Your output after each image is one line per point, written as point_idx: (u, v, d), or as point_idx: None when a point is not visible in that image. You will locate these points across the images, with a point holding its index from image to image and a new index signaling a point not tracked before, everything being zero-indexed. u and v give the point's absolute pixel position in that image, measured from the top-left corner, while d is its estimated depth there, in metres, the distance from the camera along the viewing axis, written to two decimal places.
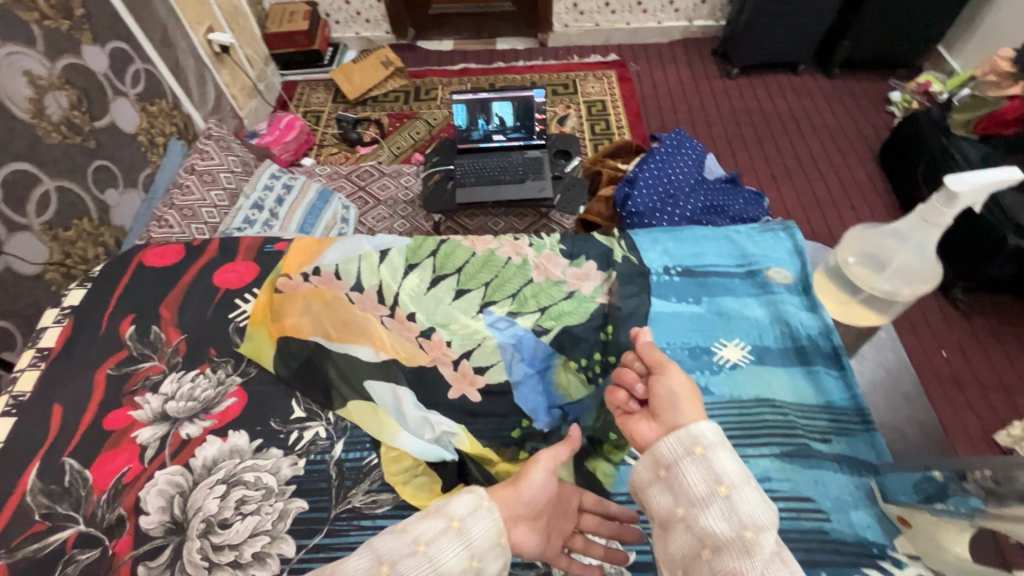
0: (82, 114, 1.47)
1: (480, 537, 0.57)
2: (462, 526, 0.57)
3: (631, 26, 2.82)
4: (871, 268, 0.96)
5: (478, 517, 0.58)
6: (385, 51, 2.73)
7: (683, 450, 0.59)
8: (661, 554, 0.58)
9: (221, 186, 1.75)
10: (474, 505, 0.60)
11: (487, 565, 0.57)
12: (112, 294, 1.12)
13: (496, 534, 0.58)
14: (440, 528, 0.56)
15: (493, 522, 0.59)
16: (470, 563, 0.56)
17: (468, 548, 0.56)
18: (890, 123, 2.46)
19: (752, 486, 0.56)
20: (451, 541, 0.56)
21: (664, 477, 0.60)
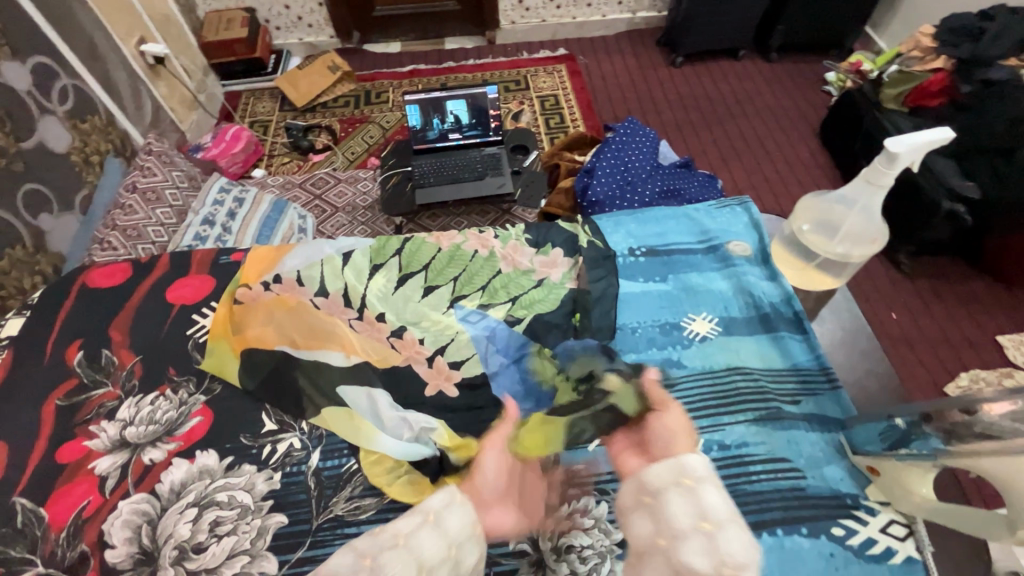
0: (6, 134, 1.37)
1: (458, 528, 0.55)
2: (437, 518, 0.55)
3: (577, 19, 2.86)
4: (824, 234, 1.02)
5: (452, 509, 0.56)
6: (330, 56, 2.67)
7: (669, 478, 0.52)
8: None
9: (167, 204, 1.67)
10: (449, 500, 0.57)
11: (465, 555, 0.55)
12: (53, 322, 1.04)
13: (470, 524, 0.56)
14: (415, 524, 0.53)
15: (468, 515, 0.57)
16: (449, 552, 0.53)
17: (445, 537, 0.53)
18: (828, 102, 2.59)
19: (736, 521, 0.50)
20: (430, 533, 0.53)
21: (647, 502, 0.52)
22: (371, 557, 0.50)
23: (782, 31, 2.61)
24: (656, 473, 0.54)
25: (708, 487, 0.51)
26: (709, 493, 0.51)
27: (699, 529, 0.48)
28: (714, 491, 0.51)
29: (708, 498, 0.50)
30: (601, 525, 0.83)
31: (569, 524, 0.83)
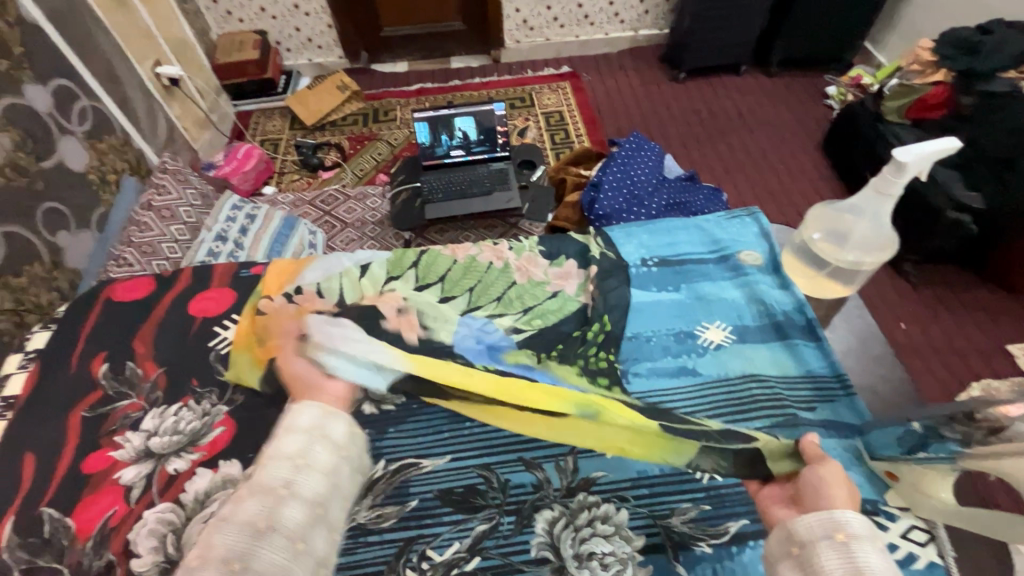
0: (27, 154, 1.41)
1: (306, 419, 0.73)
2: (290, 428, 0.72)
3: (580, 38, 2.92)
4: (835, 242, 1.04)
5: (300, 414, 0.74)
6: (339, 76, 2.74)
7: (825, 533, 0.62)
8: None
9: (181, 220, 1.70)
10: (303, 413, 0.74)
11: (333, 426, 0.73)
12: (78, 335, 1.07)
13: (322, 411, 0.75)
14: (274, 444, 0.70)
15: (315, 407, 0.75)
16: (312, 433, 0.71)
17: (301, 430, 0.71)
18: (829, 115, 2.62)
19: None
20: (291, 437, 0.70)
21: (796, 553, 0.63)
22: (256, 472, 0.68)
23: (782, 46, 2.66)
24: (807, 523, 0.64)
25: (865, 544, 0.60)
26: (869, 553, 0.59)
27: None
28: (872, 551, 0.59)
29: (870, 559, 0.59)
30: (622, 532, 0.83)
31: (590, 531, 0.83)
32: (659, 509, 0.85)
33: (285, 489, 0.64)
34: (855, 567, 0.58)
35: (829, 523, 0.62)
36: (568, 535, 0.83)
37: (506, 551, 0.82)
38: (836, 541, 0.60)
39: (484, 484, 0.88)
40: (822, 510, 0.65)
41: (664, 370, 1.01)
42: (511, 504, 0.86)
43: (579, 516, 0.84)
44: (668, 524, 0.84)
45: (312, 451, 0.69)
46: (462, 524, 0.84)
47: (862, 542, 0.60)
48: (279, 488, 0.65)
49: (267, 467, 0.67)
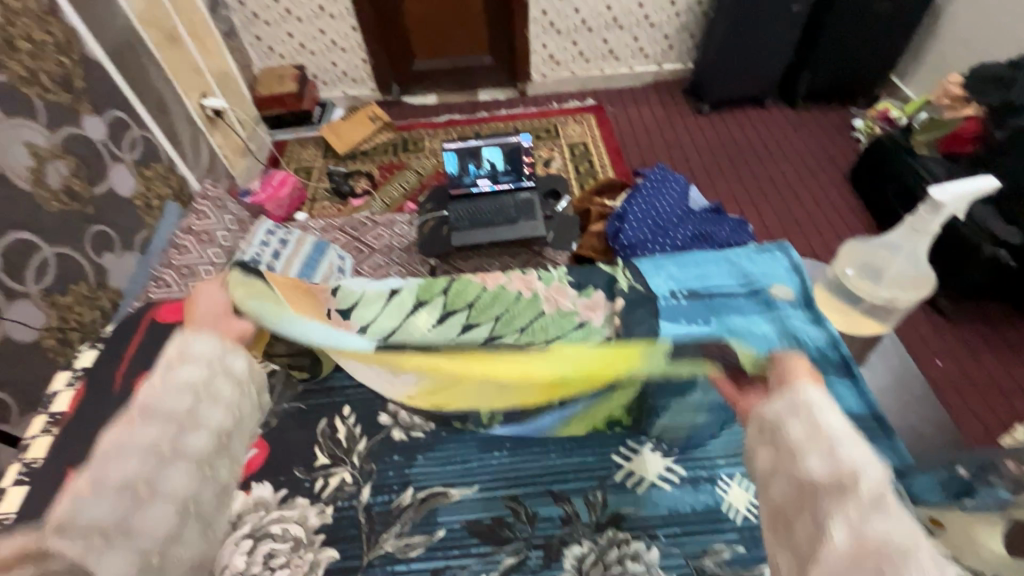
0: (81, 180, 1.50)
1: (199, 348, 0.66)
2: (184, 354, 0.65)
3: (605, 72, 2.99)
4: (870, 279, 1.04)
5: (193, 342, 0.66)
6: (372, 107, 2.85)
7: (788, 407, 0.60)
8: (764, 510, 0.59)
9: (218, 244, 1.76)
10: (187, 342, 0.66)
11: (233, 361, 0.68)
12: (123, 354, 1.11)
13: (218, 345, 0.67)
14: (164, 367, 0.63)
15: (208, 339, 0.66)
16: (215, 365, 0.65)
17: (203, 360, 0.65)
18: (857, 148, 2.62)
19: (861, 442, 0.55)
20: (188, 365, 0.64)
21: (768, 434, 0.61)
22: (142, 393, 0.62)
23: (808, 80, 2.68)
24: (773, 404, 0.61)
25: (826, 409, 0.58)
26: (829, 416, 0.57)
27: (816, 444, 0.55)
28: (834, 415, 0.57)
29: (826, 417, 0.57)
30: (653, 571, 0.81)
31: (620, 569, 0.82)
32: (691, 550, 0.83)
33: (188, 416, 0.62)
34: (815, 426, 0.56)
35: (790, 402, 0.60)
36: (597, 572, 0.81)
37: None
38: (797, 410, 0.59)
39: (512, 516, 0.87)
40: (783, 388, 0.63)
41: None
42: (539, 538, 0.85)
43: (609, 552, 0.83)
44: (700, 565, 0.81)
45: (214, 382, 0.65)
46: (490, 556, 0.83)
47: (825, 410, 0.58)
48: (181, 415, 0.62)
49: (160, 391, 0.62)
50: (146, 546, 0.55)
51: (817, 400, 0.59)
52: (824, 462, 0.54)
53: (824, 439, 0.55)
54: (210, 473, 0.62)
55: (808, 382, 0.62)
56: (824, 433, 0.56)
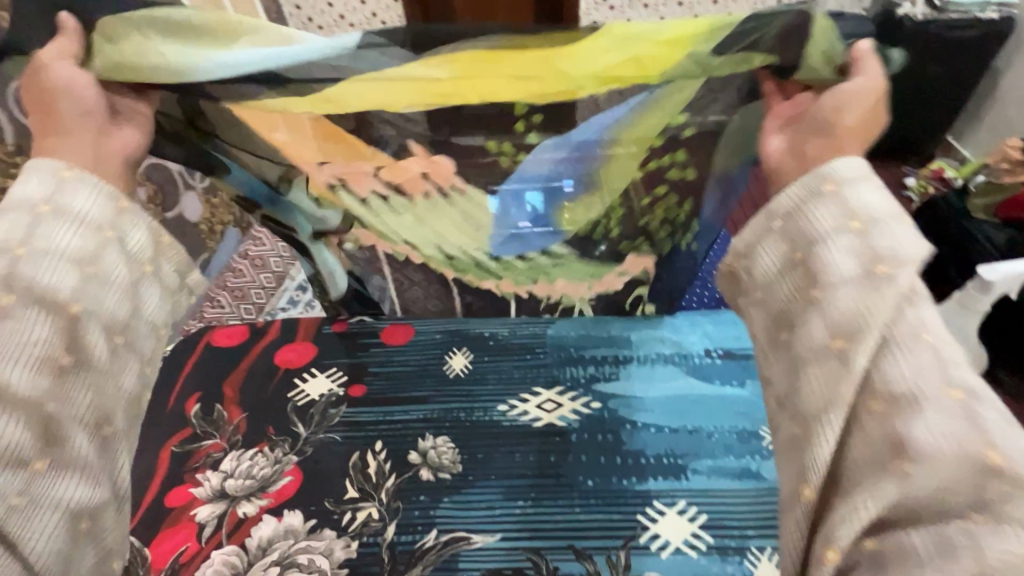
0: (156, 206, 1.63)
1: (79, 204, 0.64)
2: (53, 210, 0.62)
3: None
4: None
5: (69, 194, 0.64)
6: None
7: (814, 192, 0.60)
8: (762, 304, 0.60)
9: (270, 270, 1.85)
10: (56, 181, 0.64)
11: (124, 232, 0.67)
12: (178, 373, 1.19)
13: (108, 203, 0.66)
14: (31, 224, 0.61)
15: (85, 186, 0.65)
16: (101, 233, 0.64)
17: (87, 224, 0.63)
18: (909, 207, 2.55)
19: (888, 228, 0.56)
20: (54, 228, 0.62)
21: (781, 226, 0.61)
22: None
23: None
24: (792, 191, 0.61)
25: (855, 190, 0.58)
26: (861, 194, 0.58)
27: (847, 237, 0.55)
28: (867, 195, 0.58)
29: (858, 200, 0.58)
30: None
31: None
32: None
33: (74, 297, 0.60)
34: (850, 211, 0.57)
35: (814, 182, 0.60)
36: None
37: None
38: (826, 195, 0.59)
39: (533, 569, 0.88)
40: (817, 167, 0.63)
41: (727, 470, 0.97)
42: None
43: None
44: None
45: (101, 253, 0.63)
46: None
47: (856, 185, 0.59)
48: (64, 301, 0.59)
49: (27, 266, 0.59)
50: (80, 446, 0.58)
51: (848, 177, 0.60)
52: (850, 254, 0.55)
53: (856, 226, 0.56)
54: (123, 349, 0.64)
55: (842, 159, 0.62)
56: (858, 221, 0.56)
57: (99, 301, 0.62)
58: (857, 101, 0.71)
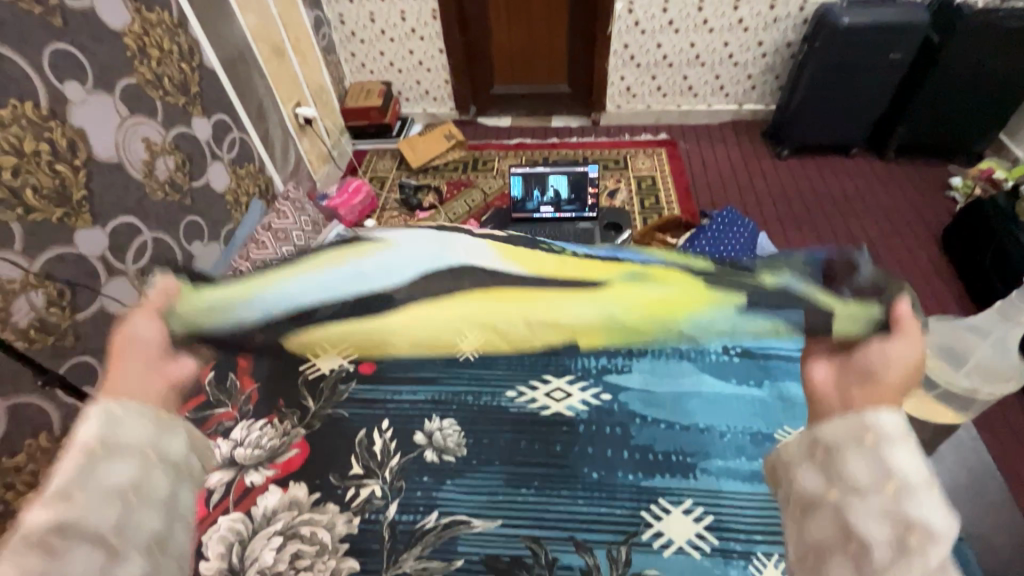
0: (183, 174, 1.65)
1: (129, 430, 0.53)
2: (105, 447, 0.52)
3: (681, 108, 2.97)
4: (950, 362, 0.92)
5: (120, 421, 0.54)
6: (448, 126, 2.96)
7: (850, 433, 0.50)
8: (790, 533, 0.51)
9: (292, 243, 1.88)
10: (108, 418, 0.53)
11: (171, 442, 0.56)
12: None
13: (151, 417, 0.56)
14: (81, 466, 0.50)
15: (138, 413, 0.55)
16: (149, 453, 0.53)
17: (137, 450, 0.53)
18: (952, 209, 2.44)
19: (931, 491, 0.46)
20: (111, 465, 0.51)
21: (818, 457, 0.51)
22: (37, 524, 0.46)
23: (902, 132, 2.53)
24: (831, 425, 0.52)
25: (895, 444, 0.48)
26: (898, 452, 0.48)
27: (881, 493, 0.46)
28: (903, 451, 0.48)
29: (897, 454, 0.48)
30: None
31: None
32: None
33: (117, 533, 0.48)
34: (885, 470, 0.47)
35: (854, 425, 0.50)
36: None
37: None
38: (864, 440, 0.49)
39: (531, 558, 0.86)
40: (849, 408, 0.53)
41: (737, 473, 0.94)
42: None
43: None
44: None
45: (148, 478, 0.52)
46: None
47: (894, 443, 0.48)
48: (109, 537, 0.48)
49: (75, 514, 0.48)
50: None
51: (889, 431, 0.49)
52: (883, 522, 0.45)
53: (888, 489, 0.46)
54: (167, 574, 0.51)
55: (881, 405, 0.52)
56: (892, 482, 0.46)
57: (145, 531, 0.50)
58: (894, 368, 0.56)
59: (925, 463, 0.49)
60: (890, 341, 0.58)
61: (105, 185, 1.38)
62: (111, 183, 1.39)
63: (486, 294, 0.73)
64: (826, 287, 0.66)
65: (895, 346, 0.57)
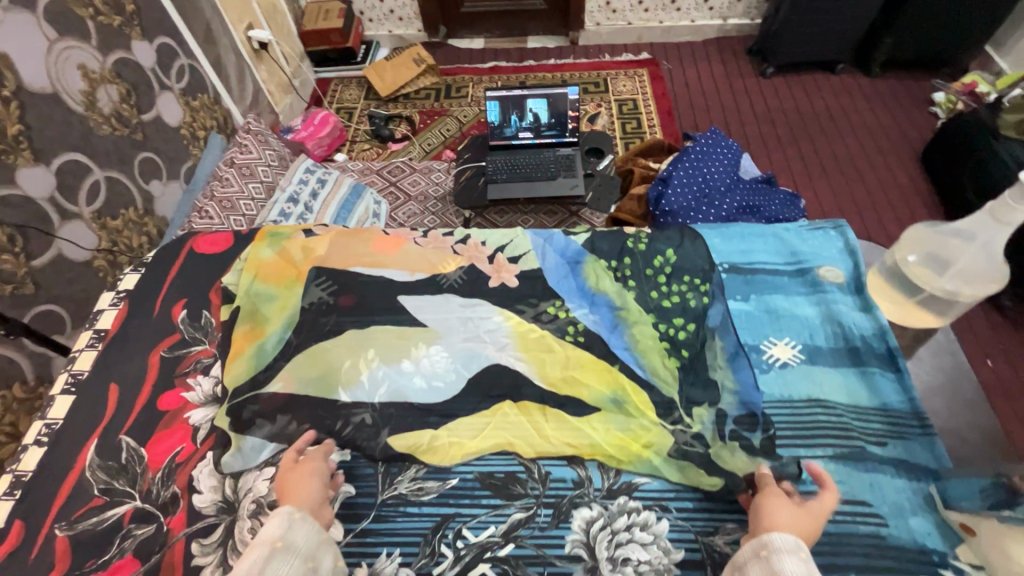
0: (130, 107, 1.50)
1: (303, 541, 0.68)
2: (284, 543, 0.67)
3: (664, 24, 2.80)
4: (933, 268, 0.96)
5: (295, 528, 0.69)
6: (417, 49, 2.76)
7: (752, 553, 0.68)
8: None
9: (259, 179, 1.76)
10: (289, 521, 0.69)
11: (321, 560, 0.69)
12: (163, 281, 1.15)
13: (317, 535, 0.71)
14: (266, 555, 0.64)
15: (310, 528, 0.70)
16: (306, 564, 0.67)
17: (300, 555, 0.67)
18: (933, 124, 2.41)
19: None
20: (283, 559, 0.65)
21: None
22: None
23: (889, 45, 2.44)
24: (742, 550, 0.70)
25: (785, 555, 0.65)
26: (787, 560, 0.65)
27: None
28: (793, 561, 0.65)
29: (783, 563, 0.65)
30: (661, 542, 0.81)
31: (628, 536, 0.81)
32: (702, 526, 0.82)
33: None
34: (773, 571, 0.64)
35: (755, 547, 0.69)
36: (604, 537, 0.81)
37: (541, 542, 0.81)
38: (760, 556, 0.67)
39: (525, 474, 0.88)
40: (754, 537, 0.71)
41: (721, 384, 0.94)
42: (550, 497, 0.85)
43: (617, 519, 0.83)
44: (710, 541, 0.80)
45: None
46: (500, 509, 0.84)
47: (783, 554, 0.66)
48: None
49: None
50: None
51: (778, 545, 0.67)
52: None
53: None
54: None
55: (774, 533, 0.69)
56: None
57: None
58: (773, 513, 0.74)
59: (817, 572, 0.65)
60: (782, 497, 0.77)
61: (43, 120, 1.24)
62: (49, 118, 1.26)
63: (529, 407, 0.94)
64: (743, 443, 0.87)
65: (792, 510, 0.75)
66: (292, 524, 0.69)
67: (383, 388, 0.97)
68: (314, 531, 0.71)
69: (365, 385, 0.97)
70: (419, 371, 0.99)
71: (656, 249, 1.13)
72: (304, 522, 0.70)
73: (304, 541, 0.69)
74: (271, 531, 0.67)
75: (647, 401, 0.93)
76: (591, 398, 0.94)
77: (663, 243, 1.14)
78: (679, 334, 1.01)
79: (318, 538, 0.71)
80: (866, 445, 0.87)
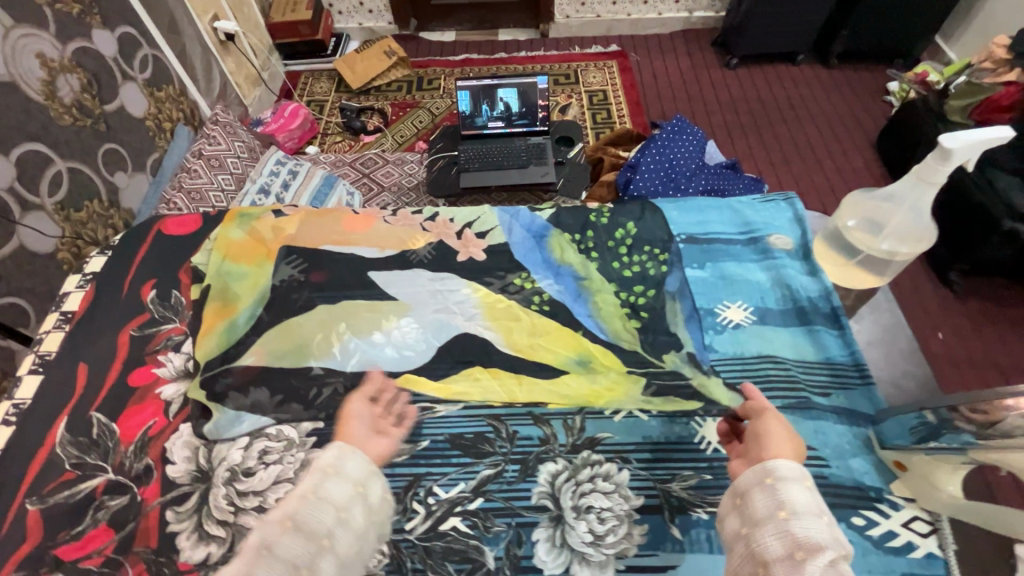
0: (92, 96, 1.48)
1: (354, 469, 0.68)
2: (337, 471, 0.66)
3: (632, 16, 2.86)
4: (869, 232, 1.02)
5: (345, 460, 0.68)
6: (388, 41, 2.76)
7: (756, 480, 0.67)
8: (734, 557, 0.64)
9: (228, 171, 1.76)
10: (340, 453, 0.69)
11: (371, 488, 0.68)
12: (131, 262, 1.15)
13: (368, 465, 0.69)
14: (319, 480, 0.65)
15: (360, 458, 0.69)
16: (356, 489, 0.66)
17: (350, 480, 0.66)
18: (888, 112, 2.52)
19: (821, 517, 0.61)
20: (335, 481, 0.65)
21: (738, 504, 0.67)
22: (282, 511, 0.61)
23: (846, 36, 2.54)
24: (744, 478, 0.69)
25: (791, 484, 0.65)
26: (792, 490, 0.64)
27: (774, 516, 0.62)
28: (798, 490, 0.64)
29: (789, 492, 0.64)
30: (621, 490, 0.85)
31: (591, 486, 0.86)
32: (661, 474, 0.87)
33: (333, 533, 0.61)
34: (779, 501, 0.63)
35: (758, 474, 0.67)
36: (568, 487, 0.86)
37: (509, 495, 0.85)
38: (765, 483, 0.66)
39: (493, 433, 0.92)
40: (758, 463, 0.70)
41: (680, 346, 0.99)
42: (517, 453, 0.89)
43: (582, 471, 0.87)
44: (668, 488, 0.85)
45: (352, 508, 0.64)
46: (469, 466, 0.88)
47: (788, 483, 0.65)
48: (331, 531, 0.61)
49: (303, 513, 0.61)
50: None
51: (781, 475, 0.66)
52: (780, 540, 0.60)
53: (781, 515, 0.62)
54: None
55: (776, 461, 0.68)
56: (786, 508, 0.62)
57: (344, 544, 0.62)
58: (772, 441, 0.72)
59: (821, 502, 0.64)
60: (776, 424, 0.75)
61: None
62: (8, 107, 1.24)
63: (499, 372, 0.98)
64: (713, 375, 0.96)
65: (786, 437, 0.73)
66: (343, 458, 0.68)
67: (355, 359, 0.99)
68: (364, 462, 0.69)
69: (337, 357, 0.99)
70: (391, 343, 1.01)
71: (618, 222, 1.18)
72: (354, 453, 0.69)
73: (353, 467, 0.68)
74: (324, 459, 0.67)
75: (612, 362, 0.98)
76: (558, 361, 0.98)
77: (625, 216, 1.19)
78: (639, 300, 1.06)
79: (370, 468, 0.69)
80: (811, 394, 0.94)
